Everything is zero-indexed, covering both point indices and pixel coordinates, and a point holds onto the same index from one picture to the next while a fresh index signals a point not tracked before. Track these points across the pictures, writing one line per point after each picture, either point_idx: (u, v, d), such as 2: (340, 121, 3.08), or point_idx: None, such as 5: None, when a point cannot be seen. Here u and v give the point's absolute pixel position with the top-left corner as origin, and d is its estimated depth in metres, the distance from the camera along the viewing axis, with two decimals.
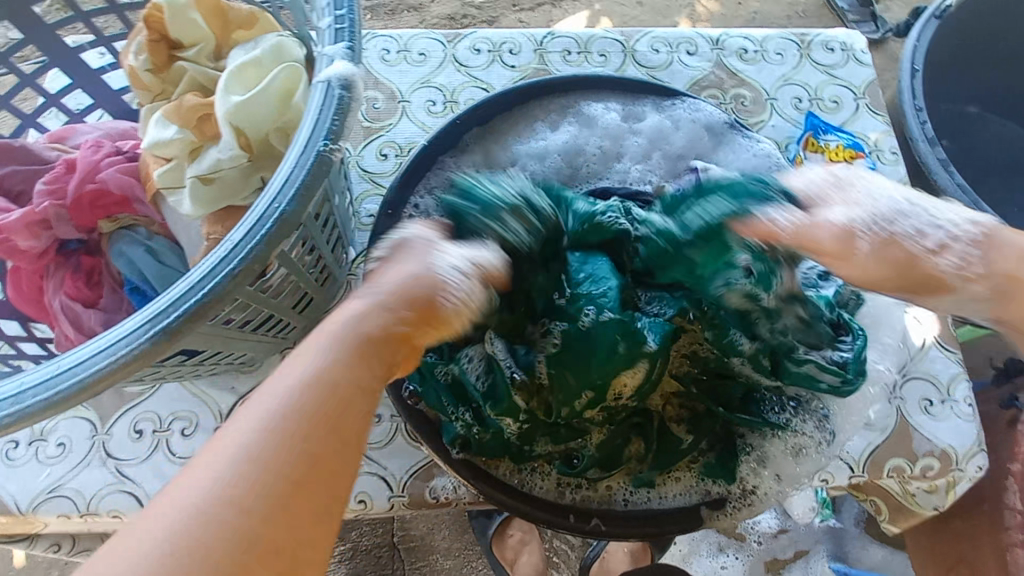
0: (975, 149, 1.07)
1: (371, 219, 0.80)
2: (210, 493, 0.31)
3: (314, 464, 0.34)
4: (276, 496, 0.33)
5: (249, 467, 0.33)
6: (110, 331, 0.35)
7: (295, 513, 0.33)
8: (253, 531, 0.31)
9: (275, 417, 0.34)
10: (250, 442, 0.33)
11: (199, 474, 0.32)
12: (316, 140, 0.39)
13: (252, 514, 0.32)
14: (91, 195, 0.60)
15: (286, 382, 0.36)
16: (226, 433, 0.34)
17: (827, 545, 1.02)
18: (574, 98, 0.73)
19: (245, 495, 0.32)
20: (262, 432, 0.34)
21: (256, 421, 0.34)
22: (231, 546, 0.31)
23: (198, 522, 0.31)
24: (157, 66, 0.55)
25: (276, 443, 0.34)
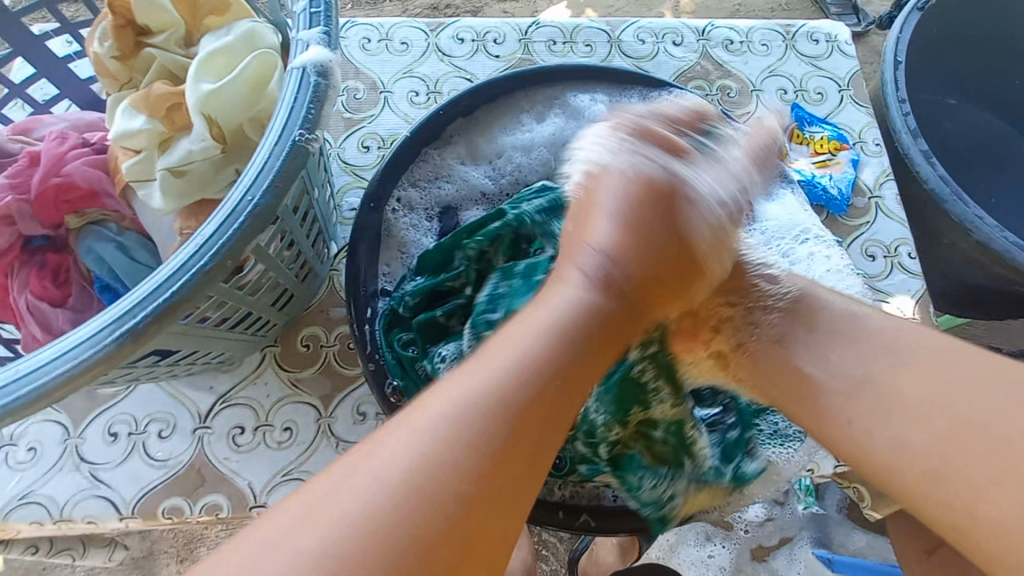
0: (955, 140, 1.08)
1: (353, 212, 0.79)
2: (434, 462, 0.31)
3: (502, 444, 0.33)
4: (486, 482, 0.32)
5: (467, 441, 0.32)
6: (73, 332, 0.33)
7: (509, 495, 0.32)
8: (481, 511, 0.31)
9: (498, 393, 0.34)
10: (474, 418, 0.33)
11: (432, 444, 0.32)
12: (290, 129, 0.37)
13: (470, 496, 0.31)
14: (56, 189, 0.57)
15: (496, 359, 0.36)
16: (428, 413, 0.33)
17: (812, 532, 1.03)
18: (559, 89, 0.72)
19: (467, 471, 0.31)
20: (482, 409, 0.33)
21: (485, 394, 0.34)
22: (465, 532, 0.30)
23: (439, 504, 0.30)
24: (123, 52, 0.53)
25: (517, 419, 0.34)
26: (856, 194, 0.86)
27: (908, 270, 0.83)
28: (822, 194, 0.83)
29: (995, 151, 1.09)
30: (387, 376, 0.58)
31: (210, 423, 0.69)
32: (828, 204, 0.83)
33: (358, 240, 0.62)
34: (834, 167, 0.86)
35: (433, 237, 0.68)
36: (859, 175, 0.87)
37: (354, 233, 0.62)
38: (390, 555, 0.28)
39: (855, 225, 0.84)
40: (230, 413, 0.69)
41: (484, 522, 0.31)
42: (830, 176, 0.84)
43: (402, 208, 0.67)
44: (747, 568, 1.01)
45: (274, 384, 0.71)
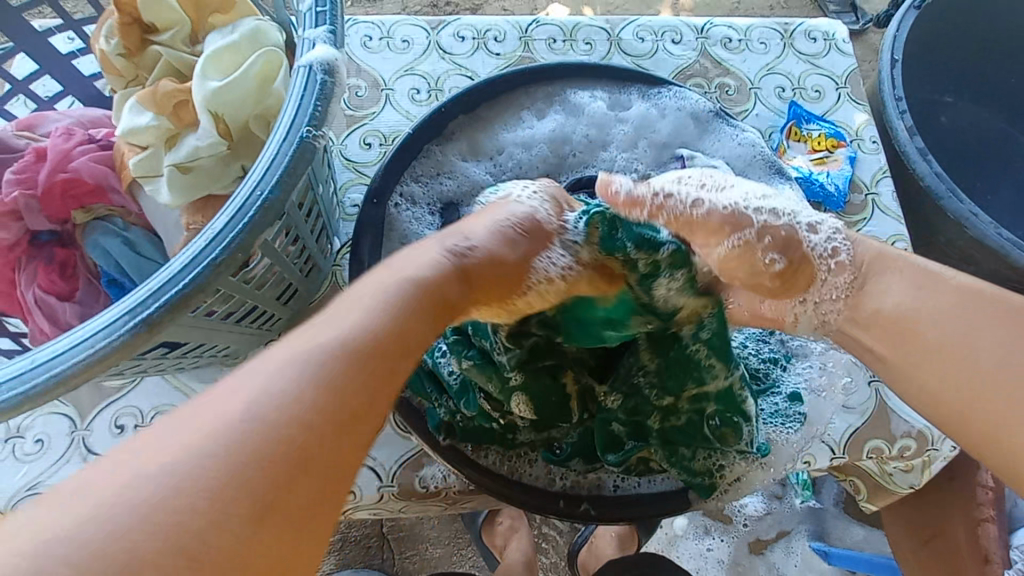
0: (952, 138, 1.09)
1: (355, 209, 0.79)
2: (262, 423, 0.31)
3: (327, 386, 0.34)
4: (310, 444, 0.32)
5: (294, 403, 0.32)
6: (87, 323, 0.34)
7: (339, 452, 0.33)
8: (296, 470, 0.31)
9: (322, 358, 0.34)
10: (298, 380, 0.33)
11: (263, 407, 0.32)
12: (297, 125, 0.38)
13: (292, 457, 0.31)
14: (63, 184, 0.58)
15: (313, 327, 0.36)
16: (255, 375, 0.33)
17: (808, 525, 1.04)
18: (560, 86, 0.73)
19: (291, 431, 0.32)
20: (315, 371, 0.34)
21: (312, 355, 0.34)
22: (286, 486, 0.31)
23: (268, 465, 0.30)
24: (130, 50, 0.53)
25: (338, 379, 0.34)
26: (853, 191, 0.87)
27: None
28: (819, 190, 0.84)
29: (991, 148, 1.10)
30: None
31: None
32: (825, 201, 0.84)
33: (362, 234, 0.63)
34: (832, 164, 0.86)
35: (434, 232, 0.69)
36: (856, 172, 0.88)
37: (358, 228, 0.63)
38: (214, 504, 0.29)
39: (851, 222, 0.85)
40: None
41: (308, 482, 0.31)
42: (827, 173, 0.85)
43: (405, 203, 0.69)
44: (744, 561, 1.02)
45: None
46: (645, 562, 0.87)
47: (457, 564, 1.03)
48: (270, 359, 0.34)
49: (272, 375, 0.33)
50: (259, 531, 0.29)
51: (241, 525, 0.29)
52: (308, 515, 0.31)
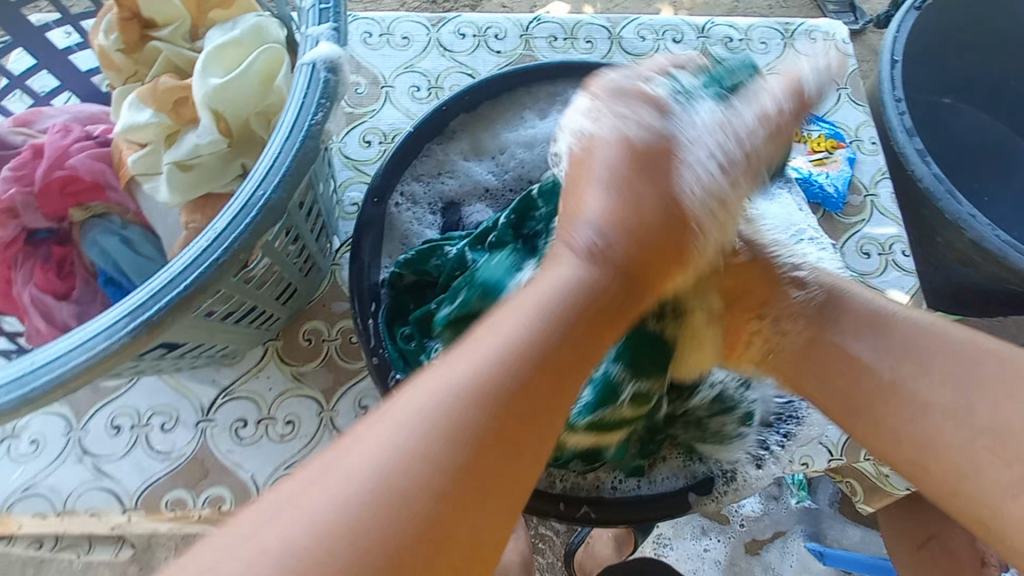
0: (949, 140, 1.09)
1: (354, 207, 0.79)
2: (411, 462, 0.29)
3: (510, 398, 0.32)
4: (485, 470, 0.30)
5: (456, 436, 0.30)
6: (87, 324, 0.33)
7: (508, 476, 0.31)
8: (466, 502, 0.29)
9: (475, 378, 0.32)
10: (463, 411, 0.31)
11: (403, 449, 0.29)
12: (301, 125, 0.37)
13: (460, 488, 0.29)
14: (60, 181, 0.57)
15: (474, 351, 0.33)
16: (387, 420, 0.30)
17: (804, 526, 1.05)
18: (563, 85, 0.73)
19: (452, 467, 0.29)
20: (472, 397, 0.31)
21: (472, 382, 0.32)
22: (459, 522, 0.29)
23: (427, 506, 0.28)
24: (129, 46, 0.53)
25: (489, 408, 0.31)
26: (852, 192, 0.87)
27: (902, 267, 0.83)
28: (819, 191, 0.85)
29: (988, 151, 1.11)
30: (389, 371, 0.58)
31: (213, 416, 0.69)
32: (824, 202, 0.84)
33: (362, 234, 0.62)
34: (831, 165, 0.87)
35: (436, 232, 0.69)
36: (856, 173, 0.88)
37: (359, 226, 0.62)
38: (420, 517, 0.28)
39: (851, 223, 0.85)
40: (232, 406, 0.69)
41: (483, 516, 0.30)
42: (827, 174, 0.86)
43: (405, 202, 0.68)
44: (741, 561, 1.03)
45: (277, 377, 0.71)
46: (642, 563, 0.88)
47: None
48: (397, 402, 0.31)
49: (408, 417, 0.30)
50: (428, 569, 0.27)
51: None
52: (482, 544, 0.29)
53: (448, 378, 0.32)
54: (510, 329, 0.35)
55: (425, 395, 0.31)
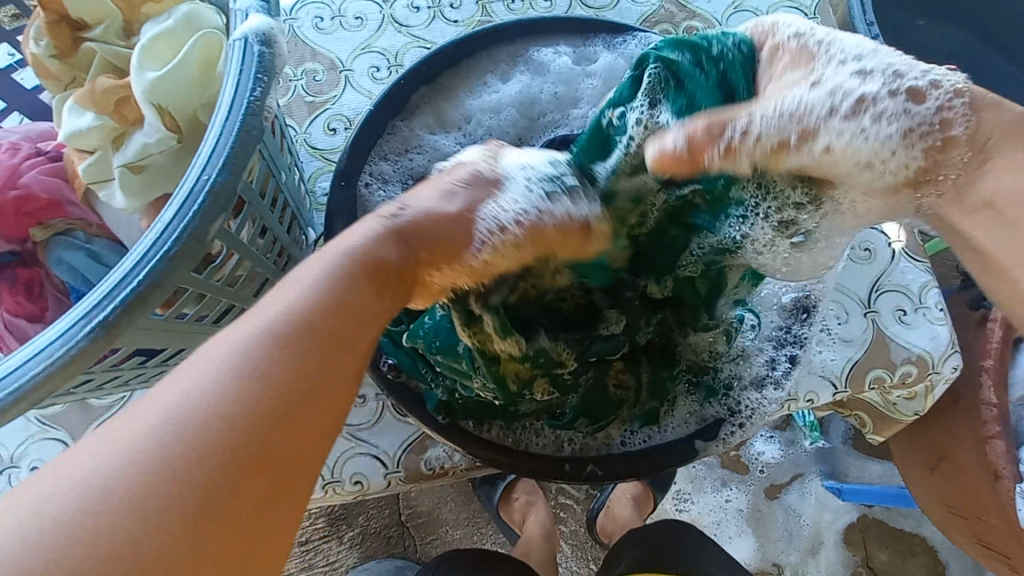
0: (930, 59, 1.05)
1: (326, 197, 0.77)
2: (147, 465, 0.29)
3: (238, 442, 0.31)
4: (251, 454, 0.31)
5: (196, 434, 0.30)
6: (46, 332, 0.33)
7: (296, 456, 0.32)
8: (224, 508, 0.29)
9: (213, 387, 0.31)
10: (208, 410, 0.31)
11: (121, 471, 0.28)
12: (238, 105, 0.36)
13: (237, 464, 0.30)
14: (14, 202, 0.55)
15: (224, 353, 0.33)
16: (84, 450, 0.29)
17: (820, 466, 1.05)
18: (523, 45, 0.71)
19: (192, 474, 0.29)
20: (206, 404, 0.31)
21: (208, 394, 0.31)
22: (228, 510, 0.29)
23: (169, 513, 0.28)
24: (62, 50, 0.50)
25: (275, 394, 0.32)
26: None
27: None
28: None
29: (973, 66, 1.06)
30: (382, 355, 0.60)
31: None
32: None
33: (334, 221, 0.61)
34: None
35: None
36: None
37: (329, 214, 0.61)
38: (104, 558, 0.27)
39: None
40: None
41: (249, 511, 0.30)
42: None
43: (376, 182, 0.66)
44: (762, 507, 1.03)
45: None
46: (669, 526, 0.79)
47: (479, 543, 1.04)
48: (145, 404, 0.31)
49: (158, 418, 0.30)
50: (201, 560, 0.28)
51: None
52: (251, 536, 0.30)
53: (151, 416, 0.30)
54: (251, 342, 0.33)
55: (98, 448, 0.29)
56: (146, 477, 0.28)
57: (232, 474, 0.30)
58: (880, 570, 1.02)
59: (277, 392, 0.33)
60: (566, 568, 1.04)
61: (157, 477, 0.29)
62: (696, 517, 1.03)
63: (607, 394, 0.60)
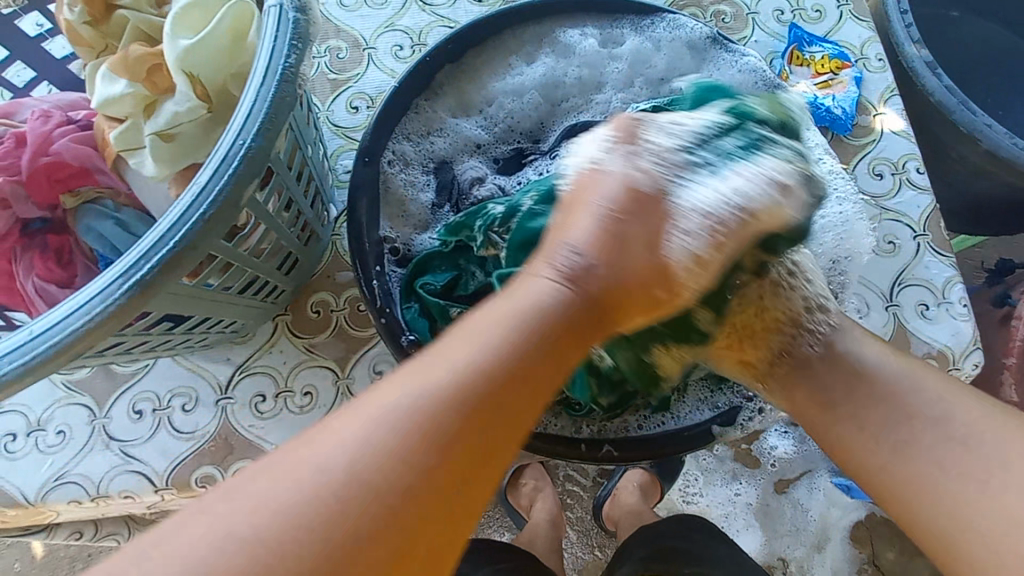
0: (965, 51, 1.02)
1: (348, 174, 0.78)
2: (327, 501, 0.27)
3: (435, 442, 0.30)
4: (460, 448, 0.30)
5: (373, 463, 0.29)
6: (84, 290, 0.33)
7: (486, 456, 0.31)
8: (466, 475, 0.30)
9: (419, 408, 0.30)
10: (407, 433, 0.30)
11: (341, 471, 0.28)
12: (273, 71, 0.36)
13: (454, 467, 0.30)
14: (46, 168, 0.56)
15: (431, 372, 0.32)
16: (322, 437, 0.29)
17: (830, 463, 1.04)
18: (549, 25, 0.70)
19: (410, 497, 0.28)
20: (410, 429, 0.30)
21: (404, 422, 0.30)
22: (415, 531, 0.28)
23: (359, 552, 0.27)
24: (95, 17, 0.51)
25: (475, 400, 0.31)
26: (860, 112, 0.86)
27: (915, 185, 0.84)
28: (825, 115, 0.84)
29: (1009, 58, 1.03)
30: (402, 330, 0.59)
31: (231, 394, 0.70)
32: (832, 126, 0.84)
33: (357, 198, 0.61)
34: (837, 87, 0.85)
35: (432, 192, 0.67)
36: (863, 92, 0.87)
37: (353, 190, 0.61)
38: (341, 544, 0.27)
39: (861, 144, 0.85)
40: (248, 382, 0.70)
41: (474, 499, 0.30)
42: (833, 96, 0.85)
43: (399, 162, 0.66)
44: (772, 501, 1.03)
45: (290, 351, 0.72)
46: (678, 527, 0.79)
47: (486, 525, 1.05)
48: (319, 437, 0.30)
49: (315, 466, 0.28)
50: (414, 551, 0.28)
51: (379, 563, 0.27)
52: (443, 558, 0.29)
53: (366, 414, 0.30)
54: (453, 363, 0.32)
55: (312, 453, 0.29)
56: (357, 473, 0.28)
57: (446, 474, 0.30)
58: (884, 568, 1.02)
59: (489, 393, 0.32)
60: (572, 553, 1.05)
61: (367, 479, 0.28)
62: (706, 510, 1.03)
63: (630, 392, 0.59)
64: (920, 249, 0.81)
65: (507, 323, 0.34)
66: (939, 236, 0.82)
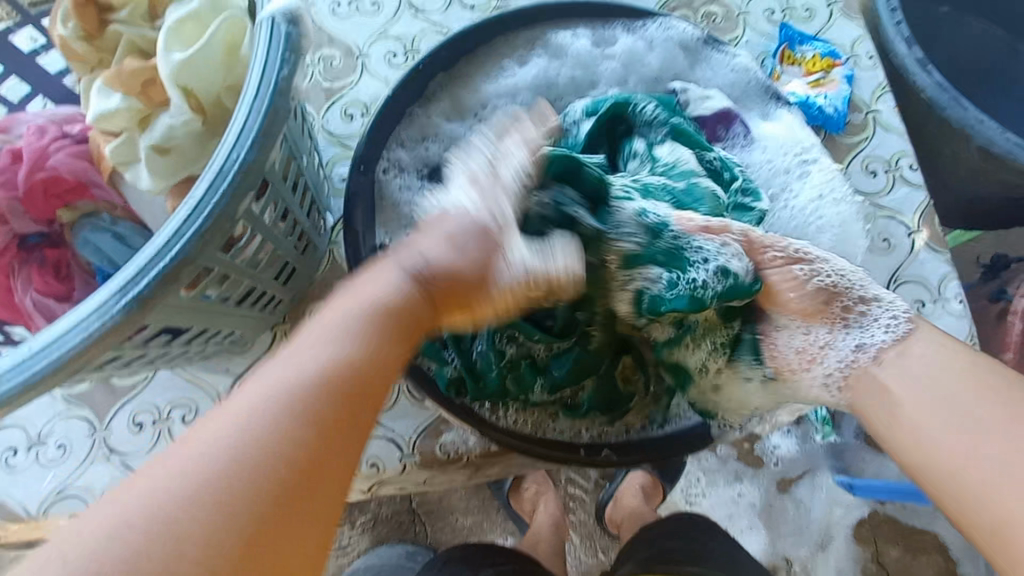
0: (955, 47, 1.03)
1: (344, 182, 0.78)
2: (207, 482, 0.32)
3: (283, 457, 0.34)
4: (301, 461, 0.34)
5: (224, 474, 0.32)
6: (83, 305, 0.33)
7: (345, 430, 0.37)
8: (309, 484, 0.34)
9: (288, 394, 0.36)
10: (279, 418, 0.35)
11: (190, 483, 0.32)
12: (266, 85, 0.36)
13: (292, 479, 0.33)
14: (42, 182, 0.56)
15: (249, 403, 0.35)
16: (161, 466, 0.33)
17: (831, 461, 1.04)
18: (541, 30, 0.71)
19: (281, 469, 0.33)
20: (266, 418, 0.34)
21: (271, 407, 0.35)
22: (290, 495, 0.33)
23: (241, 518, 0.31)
24: (89, 32, 0.51)
25: (319, 386, 0.37)
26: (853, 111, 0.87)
27: (908, 182, 0.85)
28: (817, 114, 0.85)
29: (999, 54, 1.04)
30: None
31: None
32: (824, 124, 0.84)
33: (353, 206, 0.62)
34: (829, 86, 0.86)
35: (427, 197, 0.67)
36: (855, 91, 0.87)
37: (348, 198, 0.62)
38: (209, 538, 0.30)
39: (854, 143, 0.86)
40: None
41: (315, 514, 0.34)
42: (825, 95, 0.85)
43: (394, 168, 0.66)
44: (775, 500, 1.03)
45: None
46: (682, 528, 0.78)
47: (488, 529, 1.05)
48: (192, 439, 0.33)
49: (197, 451, 0.33)
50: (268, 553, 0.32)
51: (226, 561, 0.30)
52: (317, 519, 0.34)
53: (208, 438, 0.33)
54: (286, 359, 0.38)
55: (149, 481, 0.32)
56: (201, 477, 0.32)
57: (292, 482, 0.33)
58: (890, 565, 1.02)
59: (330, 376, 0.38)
60: (575, 556, 1.05)
61: (225, 486, 0.32)
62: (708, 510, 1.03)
63: (618, 390, 0.61)
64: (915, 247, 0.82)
65: (349, 320, 0.41)
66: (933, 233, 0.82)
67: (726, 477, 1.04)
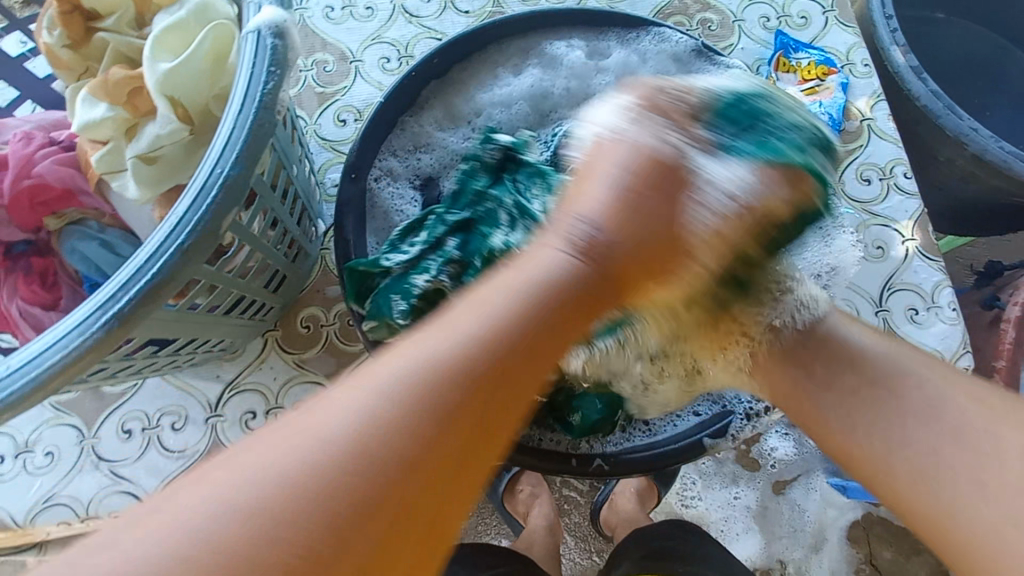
0: (950, 53, 1.03)
1: (336, 188, 0.78)
2: (315, 478, 0.26)
3: (440, 418, 0.28)
4: (467, 426, 0.29)
5: (356, 453, 0.26)
6: (63, 322, 0.33)
7: (510, 389, 0.31)
8: (462, 458, 0.29)
9: (449, 355, 0.30)
10: (376, 393, 0.28)
11: (320, 457, 0.26)
12: (251, 99, 0.36)
13: (428, 455, 0.28)
14: (28, 191, 0.56)
15: (419, 341, 0.31)
16: (325, 413, 0.28)
17: (825, 465, 1.04)
18: (534, 37, 0.70)
19: (360, 472, 0.26)
20: (406, 396, 0.28)
21: (342, 410, 0.27)
22: (420, 482, 0.27)
23: (312, 539, 0.24)
24: (75, 41, 0.50)
25: (492, 354, 0.31)
26: (847, 118, 0.87)
27: (903, 190, 0.85)
28: None
29: (994, 59, 1.04)
30: None
31: (221, 412, 0.70)
32: None
33: (344, 214, 0.61)
34: (824, 94, 0.86)
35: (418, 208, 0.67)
36: (850, 98, 0.88)
37: (338, 207, 0.61)
38: (336, 541, 0.25)
39: (848, 150, 0.86)
40: (239, 399, 0.70)
41: (448, 495, 0.28)
42: (820, 103, 0.85)
43: (384, 178, 0.66)
44: (769, 504, 1.03)
45: (279, 366, 0.72)
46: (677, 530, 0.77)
47: (483, 533, 1.05)
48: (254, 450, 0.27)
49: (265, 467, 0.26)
50: (419, 515, 0.27)
51: (360, 543, 0.25)
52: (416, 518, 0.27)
53: (306, 433, 0.27)
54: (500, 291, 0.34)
55: (302, 449, 0.26)
56: (361, 442, 0.27)
57: (421, 464, 0.27)
58: (883, 568, 1.02)
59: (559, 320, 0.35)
60: (570, 560, 1.04)
61: (322, 476, 0.26)
62: (703, 514, 1.03)
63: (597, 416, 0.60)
64: (910, 253, 0.82)
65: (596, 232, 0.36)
66: (927, 239, 0.82)
67: (723, 480, 1.04)
